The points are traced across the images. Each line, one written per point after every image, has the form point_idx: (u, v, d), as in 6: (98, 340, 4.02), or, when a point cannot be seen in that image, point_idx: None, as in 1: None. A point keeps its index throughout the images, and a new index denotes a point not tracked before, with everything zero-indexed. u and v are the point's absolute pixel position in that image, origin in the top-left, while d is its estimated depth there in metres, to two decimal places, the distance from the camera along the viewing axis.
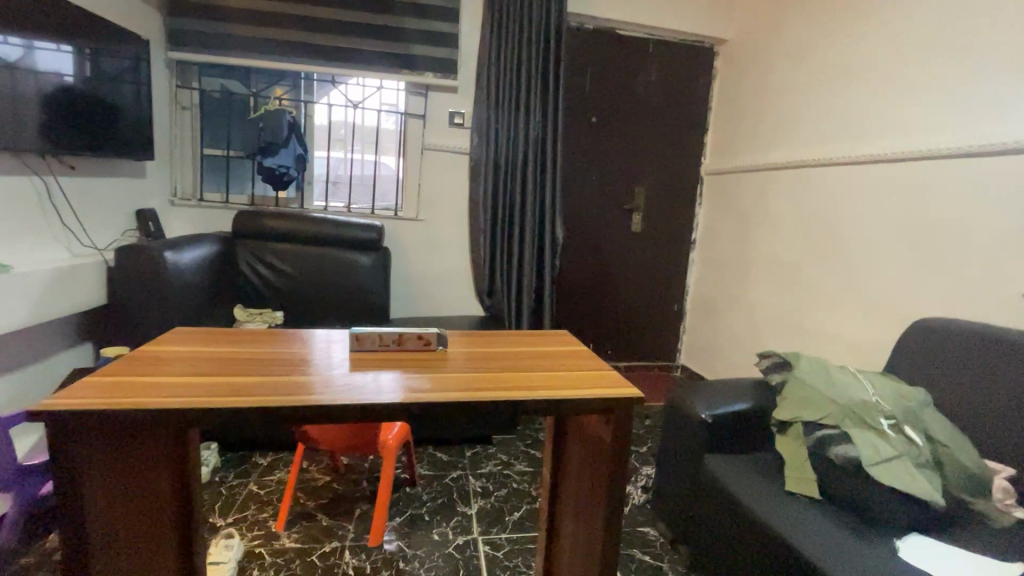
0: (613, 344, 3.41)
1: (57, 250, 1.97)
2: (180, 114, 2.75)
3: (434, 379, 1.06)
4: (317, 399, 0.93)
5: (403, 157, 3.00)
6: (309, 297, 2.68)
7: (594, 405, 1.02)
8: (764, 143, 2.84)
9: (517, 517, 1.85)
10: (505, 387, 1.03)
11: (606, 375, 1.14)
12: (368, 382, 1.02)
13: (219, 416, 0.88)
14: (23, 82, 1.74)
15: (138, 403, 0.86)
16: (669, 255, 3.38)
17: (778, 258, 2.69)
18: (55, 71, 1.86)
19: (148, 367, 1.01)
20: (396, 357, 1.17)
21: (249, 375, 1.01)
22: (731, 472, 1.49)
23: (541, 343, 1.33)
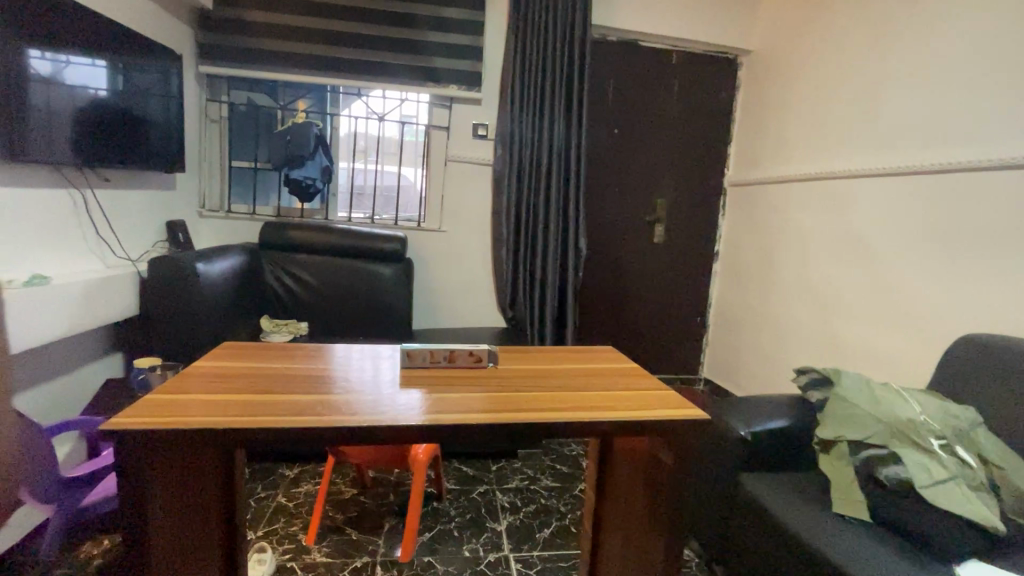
0: (635, 357, 3.37)
1: (92, 262, 1.99)
2: (209, 127, 2.79)
3: (479, 397, 1.04)
4: (363, 420, 0.92)
5: (427, 169, 3.01)
6: (334, 309, 2.69)
7: (642, 425, 1.00)
8: (788, 154, 2.81)
9: (547, 534, 1.82)
10: (551, 407, 1.01)
11: (652, 395, 1.12)
12: (414, 401, 1.01)
13: (260, 438, 0.88)
14: (63, 97, 1.78)
15: (185, 425, 0.87)
16: (692, 268, 3.35)
17: (803, 271, 2.64)
18: (90, 85, 1.90)
19: (192, 385, 1.02)
20: (444, 374, 1.16)
21: (289, 393, 1.01)
22: (770, 490, 1.45)
23: (579, 359, 1.31)
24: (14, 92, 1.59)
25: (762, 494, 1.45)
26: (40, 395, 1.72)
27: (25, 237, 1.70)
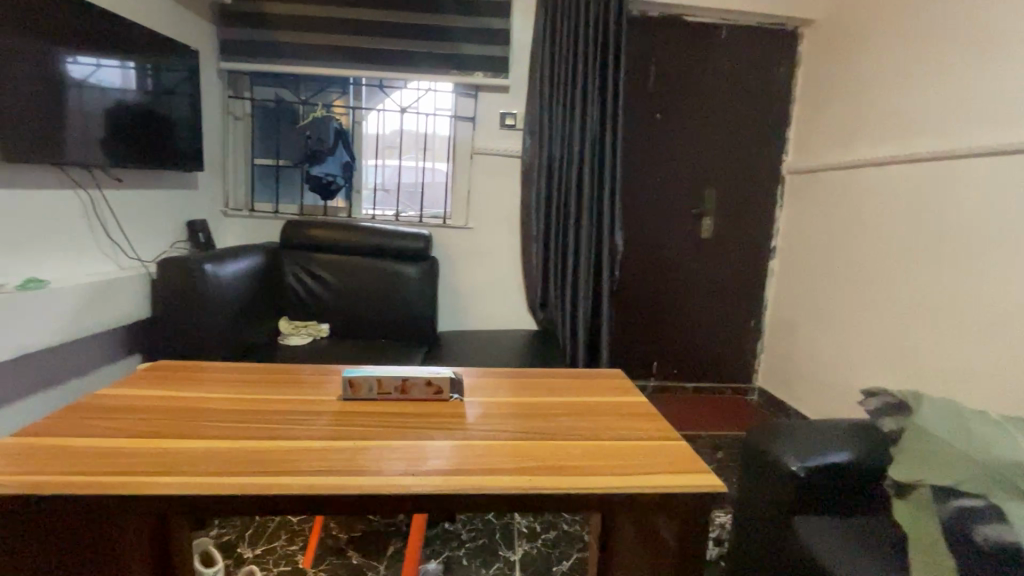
0: (680, 363, 3.09)
1: (102, 264, 1.96)
2: (233, 124, 2.76)
3: (443, 442, 0.86)
4: (297, 472, 0.75)
5: (453, 163, 2.86)
6: (353, 312, 2.57)
7: (658, 499, 0.76)
8: (858, 136, 2.44)
9: (565, 567, 1.62)
10: (535, 464, 0.81)
11: (673, 448, 0.89)
12: (364, 444, 0.84)
13: (164, 507, 0.69)
14: (88, 100, 1.78)
15: (84, 478, 0.71)
16: (745, 265, 3.02)
17: (875, 270, 2.27)
18: (117, 88, 1.89)
19: (120, 422, 0.87)
20: (399, 409, 0.98)
21: (225, 436, 0.84)
22: (828, 540, 1.18)
23: (582, 392, 1.10)
24: (18, 91, 1.54)
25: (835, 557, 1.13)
26: (33, 406, 1.68)
27: (25, 239, 1.67)
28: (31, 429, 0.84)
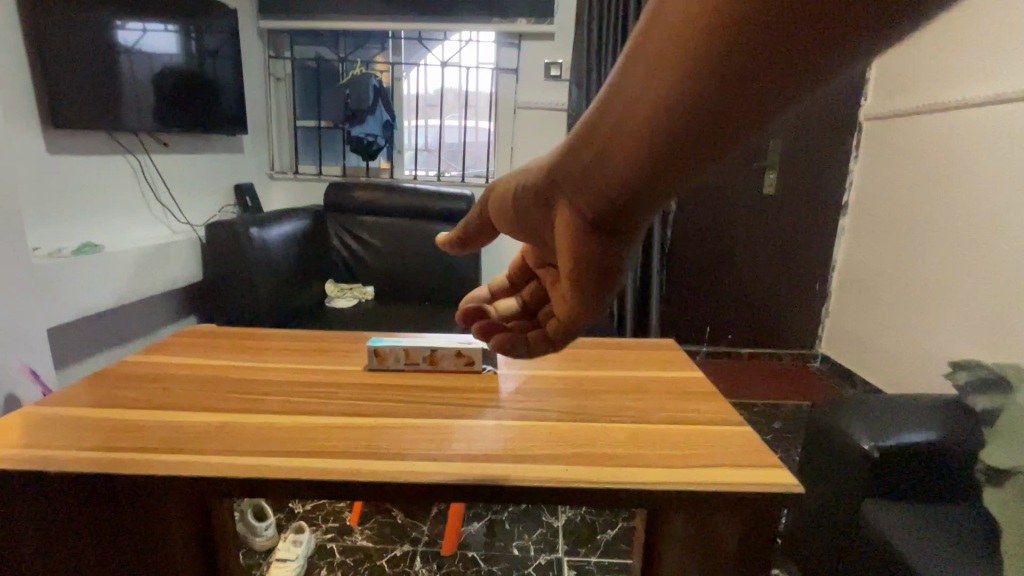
0: (735, 327, 2.93)
1: (156, 229, 2.01)
2: (275, 86, 2.73)
3: (472, 422, 0.81)
4: (321, 453, 0.71)
5: (495, 120, 2.74)
6: (395, 275, 2.54)
7: (716, 499, 0.67)
8: (955, 72, 2.12)
9: (610, 537, 1.57)
10: (572, 450, 0.74)
11: (731, 435, 0.80)
12: (391, 422, 0.80)
13: (189, 487, 0.67)
14: (136, 65, 1.78)
15: (115, 453, 0.70)
16: (811, 223, 2.78)
17: (972, 233, 1.98)
18: (162, 51, 1.88)
19: (154, 393, 0.86)
20: (425, 382, 0.94)
21: (252, 411, 0.82)
22: (904, 528, 1.07)
23: (620, 365, 1.02)
24: (61, 56, 1.55)
25: (915, 556, 1.00)
26: (91, 365, 1.76)
27: (80, 205, 1.72)
28: (73, 397, 0.85)
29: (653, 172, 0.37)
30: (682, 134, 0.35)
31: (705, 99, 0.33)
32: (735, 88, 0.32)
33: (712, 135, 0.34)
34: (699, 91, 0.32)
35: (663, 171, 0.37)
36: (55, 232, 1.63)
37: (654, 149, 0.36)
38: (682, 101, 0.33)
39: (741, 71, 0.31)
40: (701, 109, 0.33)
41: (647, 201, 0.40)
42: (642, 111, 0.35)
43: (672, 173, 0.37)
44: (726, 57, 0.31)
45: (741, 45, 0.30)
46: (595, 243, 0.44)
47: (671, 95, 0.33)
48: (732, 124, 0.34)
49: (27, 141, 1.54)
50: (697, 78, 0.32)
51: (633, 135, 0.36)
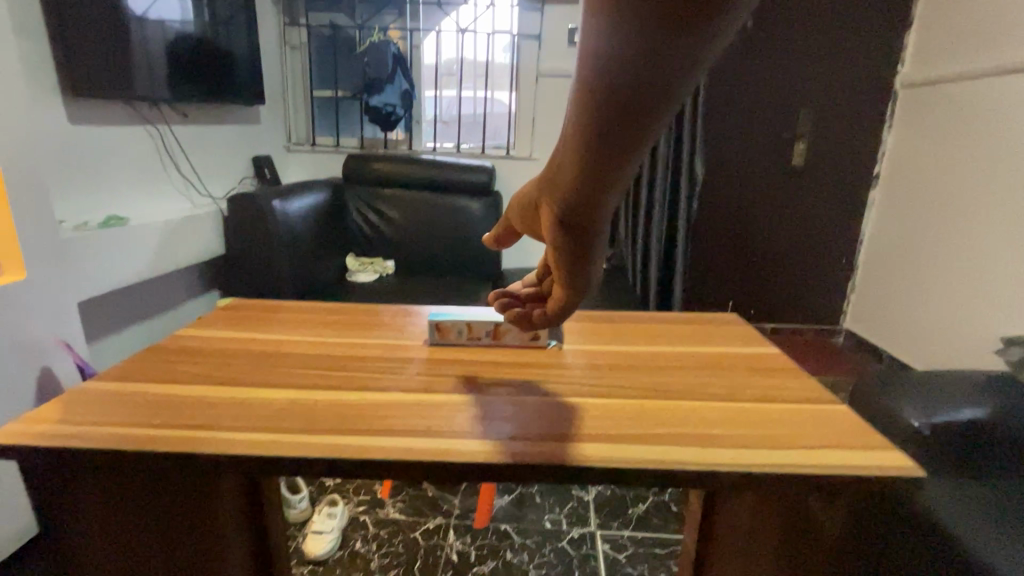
0: (758, 302, 2.88)
1: (177, 201, 1.98)
2: (290, 55, 2.66)
3: None
4: None
5: (516, 89, 2.66)
6: (416, 249, 2.50)
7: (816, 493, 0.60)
8: (996, 38, 2.02)
9: (642, 511, 1.57)
10: None
11: None
12: None
13: None
14: (151, 32, 1.71)
15: None
16: (841, 196, 2.69)
17: (1011, 206, 1.90)
18: (176, 17, 1.81)
19: None
20: None
21: None
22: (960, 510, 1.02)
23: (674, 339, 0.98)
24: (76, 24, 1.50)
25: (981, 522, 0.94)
26: (120, 340, 1.75)
27: (103, 177, 1.68)
28: None
29: (592, 184, 0.47)
30: (600, 157, 0.43)
31: (606, 128, 0.41)
32: (628, 118, 0.40)
33: (624, 148, 0.43)
34: (600, 125, 0.41)
35: (601, 179, 0.46)
36: (81, 204, 1.61)
37: (585, 169, 0.45)
38: (591, 137, 0.42)
39: (626, 104, 0.39)
40: (608, 136, 0.42)
41: (596, 202, 0.49)
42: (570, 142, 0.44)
43: (606, 180, 0.46)
44: (613, 100, 0.39)
45: (619, 90, 0.38)
46: (567, 240, 0.54)
47: (582, 131, 0.42)
48: (633, 138, 0.42)
49: (48, 112, 1.50)
50: (595, 119, 0.40)
51: (569, 160, 0.46)
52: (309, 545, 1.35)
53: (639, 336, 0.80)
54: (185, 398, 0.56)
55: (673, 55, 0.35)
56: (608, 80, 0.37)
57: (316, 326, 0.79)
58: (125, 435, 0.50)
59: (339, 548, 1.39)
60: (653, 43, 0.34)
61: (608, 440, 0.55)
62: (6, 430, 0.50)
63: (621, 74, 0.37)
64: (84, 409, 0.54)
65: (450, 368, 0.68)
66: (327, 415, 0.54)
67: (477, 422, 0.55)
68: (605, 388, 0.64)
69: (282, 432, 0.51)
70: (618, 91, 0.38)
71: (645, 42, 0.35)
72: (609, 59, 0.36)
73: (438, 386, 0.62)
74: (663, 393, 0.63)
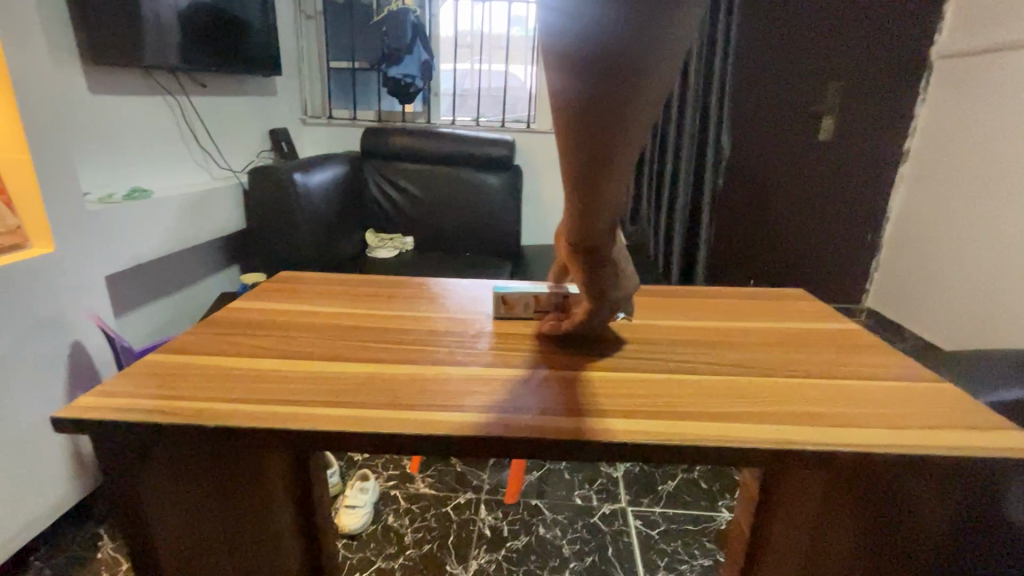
0: (781, 280, 2.84)
1: (197, 174, 1.95)
2: (305, 24, 2.59)
3: None
4: None
5: (537, 61, 2.59)
6: (435, 224, 2.47)
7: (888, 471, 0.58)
8: None
9: (672, 488, 1.56)
10: None
11: None
12: None
13: None
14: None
15: None
16: (870, 172, 2.61)
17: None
18: None
19: None
20: None
21: None
22: None
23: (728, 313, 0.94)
24: None
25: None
26: (147, 316, 1.74)
27: (124, 149, 1.65)
28: None
29: (588, 208, 0.48)
30: (588, 183, 0.45)
31: (584, 161, 0.43)
32: (600, 150, 0.41)
33: (607, 178, 0.44)
34: (578, 158, 0.43)
35: (597, 203, 0.48)
36: (104, 175, 1.58)
37: (578, 195, 0.47)
38: (575, 168, 0.44)
39: (595, 137, 0.40)
40: (588, 168, 0.43)
41: (601, 223, 0.51)
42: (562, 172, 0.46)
43: (604, 204, 0.48)
44: (582, 136, 0.40)
45: (587, 127, 0.39)
46: (580, 258, 0.55)
47: (566, 162, 0.44)
48: (610, 168, 0.43)
49: (68, 80, 1.46)
50: (571, 152, 0.42)
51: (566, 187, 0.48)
52: (342, 520, 1.35)
53: (706, 309, 0.76)
54: (255, 370, 0.53)
55: (626, 88, 0.37)
56: (573, 120, 0.39)
57: (369, 297, 0.76)
58: (201, 409, 0.47)
59: (372, 523, 1.39)
60: (608, 73, 0.36)
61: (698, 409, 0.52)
62: (76, 399, 0.48)
63: (584, 112, 0.39)
64: (152, 381, 0.51)
65: (518, 340, 0.65)
66: (406, 388, 0.52)
67: (563, 397, 0.52)
68: (685, 362, 0.61)
69: (364, 406, 0.48)
70: (586, 126, 0.39)
71: (599, 83, 0.36)
72: (569, 99, 0.38)
73: (512, 359, 0.59)
74: (748, 368, 0.60)
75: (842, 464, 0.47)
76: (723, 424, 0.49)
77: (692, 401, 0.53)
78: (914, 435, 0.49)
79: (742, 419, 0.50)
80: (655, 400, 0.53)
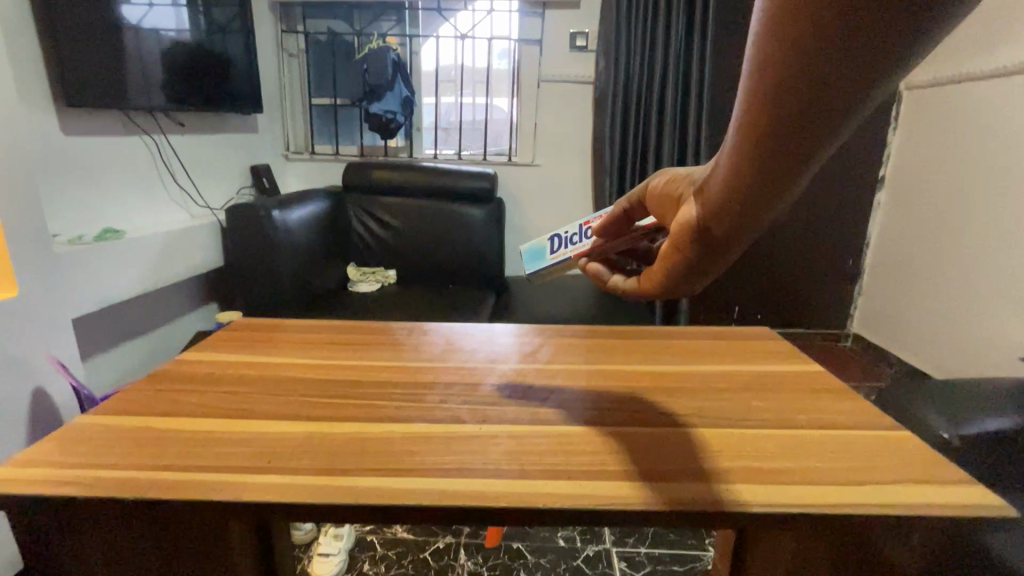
0: (764, 307, 2.84)
1: (174, 212, 1.94)
2: (288, 62, 2.63)
3: None
4: None
5: (518, 96, 2.63)
6: (418, 257, 2.46)
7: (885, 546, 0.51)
8: (993, 37, 2.01)
9: (658, 528, 1.52)
10: None
11: None
12: None
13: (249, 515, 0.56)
14: (148, 41, 1.69)
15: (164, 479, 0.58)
16: (847, 199, 2.65)
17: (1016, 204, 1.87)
18: (172, 27, 1.77)
19: None
20: None
21: None
22: None
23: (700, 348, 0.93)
24: (70, 29, 1.45)
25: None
26: (115, 356, 1.69)
27: (98, 188, 1.64)
28: None
29: (753, 184, 0.39)
30: (779, 142, 0.36)
31: (789, 115, 0.34)
32: (822, 106, 0.33)
33: (802, 142, 0.36)
34: (779, 111, 0.35)
35: (765, 181, 0.39)
36: (76, 216, 1.57)
37: (751, 161, 0.38)
38: (764, 123, 0.36)
39: (823, 88, 0.32)
40: (786, 127, 0.35)
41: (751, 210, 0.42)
42: (738, 127, 0.38)
43: (772, 183, 0.39)
44: (806, 82, 0.32)
45: (821, 74, 0.32)
46: (699, 240, 0.46)
47: (755, 113, 0.36)
48: (811, 133, 0.35)
49: (42, 122, 1.46)
50: (776, 98, 0.34)
51: (733, 150, 0.39)
52: (314, 567, 1.29)
53: (673, 352, 0.75)
54: (194, 432, 0.51)
55: (897, 37, 0.28)
56: (806, 56, 0.31)
57: (328, 345, 0.74)
58: (129, 478, 0.45)
59: (346, 570, 1.33)
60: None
61: (655, 462, 0.50)
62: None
63: (828, 50, 0.30)
64: (84, 448, 0.49)
65: (478, 389, 0.64)
66: (349, 450, 0.49)
67: (515, 455, 0.50)
68: (644, 412, 0.59)
69: (302, 472, 0.46)
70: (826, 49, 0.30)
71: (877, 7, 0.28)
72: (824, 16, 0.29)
73: (467, 412, 0.58)
74: (709, 418, 0.58)
75: (804, 525, 0.45)
76: (680, 483, 0.47)
77: (645, 457, 0.51)
78: (871, 493, 0.47)
79: (695, 476, 0.48)
80: (608, 456, 0.51)
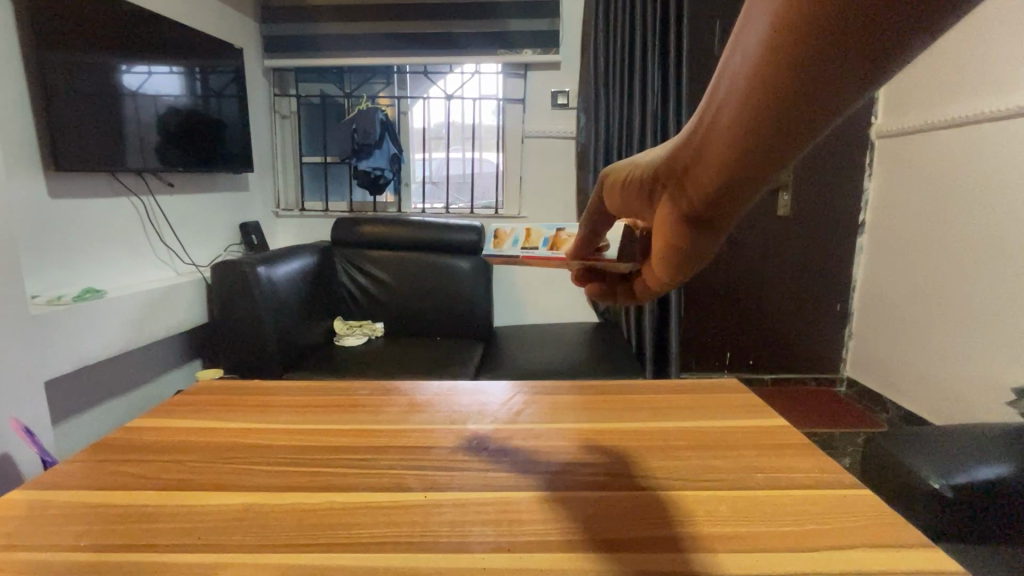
0: (755, 352, 2.82)
1: (158, 271, 1.95)
2: (281, 123, 2.73)
3: None
4: None
5: (504, 151, 2.70)
6: (406, 309, 2.46)
7: None
8: (953, 89, 2.10)
9: None
10: None
11: None
12: None
13: None
14: (144, 107, 1.75)
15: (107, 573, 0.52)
16: (828, 243, 2.69)
17: (995, 246, 1.89)
18: (167, 93, 1.84)
19: None
20: None
21: None
22: None
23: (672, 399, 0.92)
24: (66, 98, 1.50)
25: None
26: (88, 420, 1.66)
27: (82, 249, 1.66)
28: None
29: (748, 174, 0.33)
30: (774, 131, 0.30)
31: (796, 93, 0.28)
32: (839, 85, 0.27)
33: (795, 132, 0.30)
34: (797, 73, 0.27)
35: (771, 155, 0.32)
36: (56, 277, 1.58)
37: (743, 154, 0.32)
38: (787, 87, 0.28)
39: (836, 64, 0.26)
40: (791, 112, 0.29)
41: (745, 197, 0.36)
42: (736, 95, 0.30)
43: (778, 158, 0.32)
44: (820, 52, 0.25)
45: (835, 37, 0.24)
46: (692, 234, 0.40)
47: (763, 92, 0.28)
48: (827, 110, 0.28)
49: (27, 188, 1.49)
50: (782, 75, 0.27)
51: (727, 135, 0.32)
52: None
53: (638, 411, 0.75)
54: (138, 509, 0.52)
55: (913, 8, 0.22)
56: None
57: (291, 410, 0.75)
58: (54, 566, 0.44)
59: None
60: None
61: (608, 529, 0.49)
62: None
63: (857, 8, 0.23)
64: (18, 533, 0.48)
65: (432, 454, 0.63)
66: (287, 525, 0.49)
67: (460, 526, 0.49)
68: (595, 474, 0.59)
69: (236, 549, 0.46)
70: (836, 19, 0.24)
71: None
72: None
73: (418, 480, 0.57)
74: (666, 480, 0.57)
75: None
76: (631, 554, 0.46)
77: (589, 523, 0.50)
78: (821, 561, 0.45)
79: (639, 544, 0.47)
80: (553, 524, 0.50)
